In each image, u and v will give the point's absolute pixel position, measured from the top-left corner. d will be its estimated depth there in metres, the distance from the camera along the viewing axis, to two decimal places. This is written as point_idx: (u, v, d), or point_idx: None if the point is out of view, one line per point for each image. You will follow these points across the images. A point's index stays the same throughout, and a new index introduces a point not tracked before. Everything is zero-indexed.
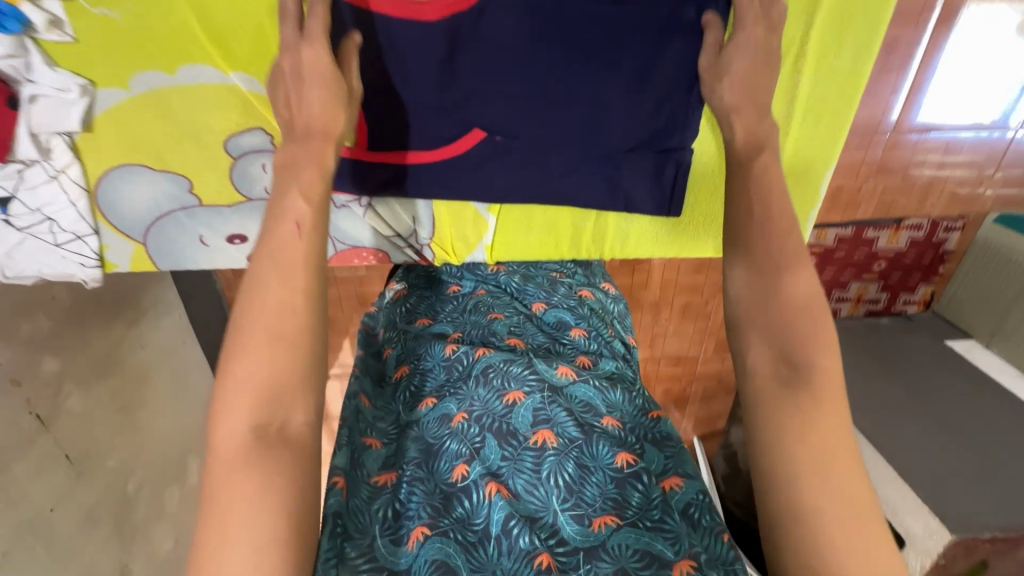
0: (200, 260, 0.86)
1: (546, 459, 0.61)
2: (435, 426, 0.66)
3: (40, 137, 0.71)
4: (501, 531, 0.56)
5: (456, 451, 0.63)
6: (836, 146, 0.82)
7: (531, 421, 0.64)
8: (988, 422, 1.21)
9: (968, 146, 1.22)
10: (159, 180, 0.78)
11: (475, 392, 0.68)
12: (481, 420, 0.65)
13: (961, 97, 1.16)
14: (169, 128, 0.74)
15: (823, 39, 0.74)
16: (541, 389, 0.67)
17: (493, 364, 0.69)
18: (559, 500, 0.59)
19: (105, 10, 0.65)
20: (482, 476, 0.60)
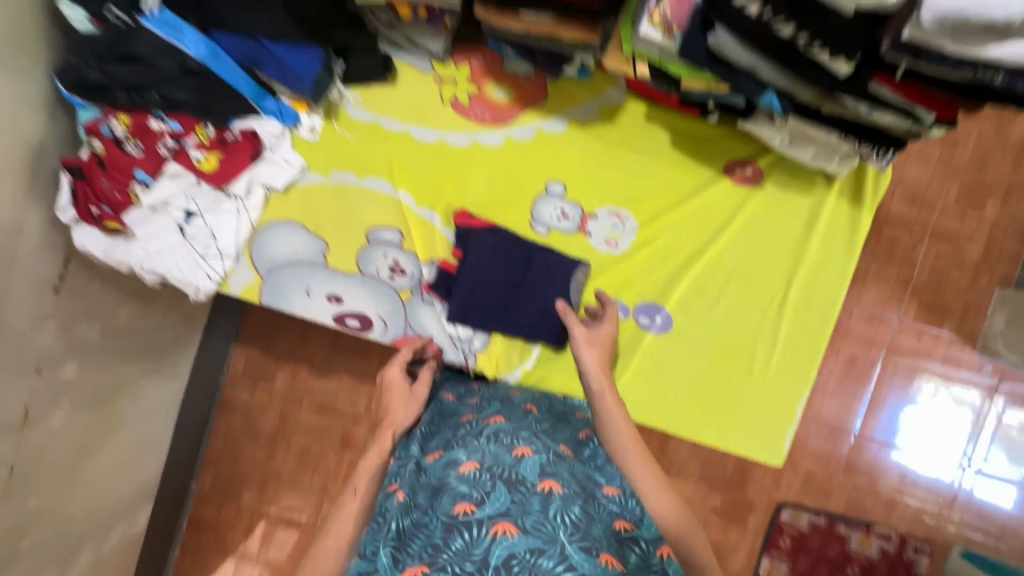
0: (296, 307, 1.02)
1: (550, 502, 0.64)
2: (443, 472, 0.72)
3: (251, 184, 0.99)
4: (501, 565, 0.57)
5: (465, 492, 0.66)
6: (809, 378, 1.06)
7: (537, 471, 0.68)
8: None
9: (923, 481, 1.42)
10: (309, 239, 1.01)
11: (487, 448, 0.73)
12: (491, 469, 0.69)
13: (915, 439, 1.42)
14: (338, 208, 1.01)
15: (799, 296, 1.05)
16: (546, 453, 0.73)
17: (502, 430, 0.77)
18: (565, 535, 0.60)
19: (346, 132, 1.00)
20: (489, 516, 0.62)
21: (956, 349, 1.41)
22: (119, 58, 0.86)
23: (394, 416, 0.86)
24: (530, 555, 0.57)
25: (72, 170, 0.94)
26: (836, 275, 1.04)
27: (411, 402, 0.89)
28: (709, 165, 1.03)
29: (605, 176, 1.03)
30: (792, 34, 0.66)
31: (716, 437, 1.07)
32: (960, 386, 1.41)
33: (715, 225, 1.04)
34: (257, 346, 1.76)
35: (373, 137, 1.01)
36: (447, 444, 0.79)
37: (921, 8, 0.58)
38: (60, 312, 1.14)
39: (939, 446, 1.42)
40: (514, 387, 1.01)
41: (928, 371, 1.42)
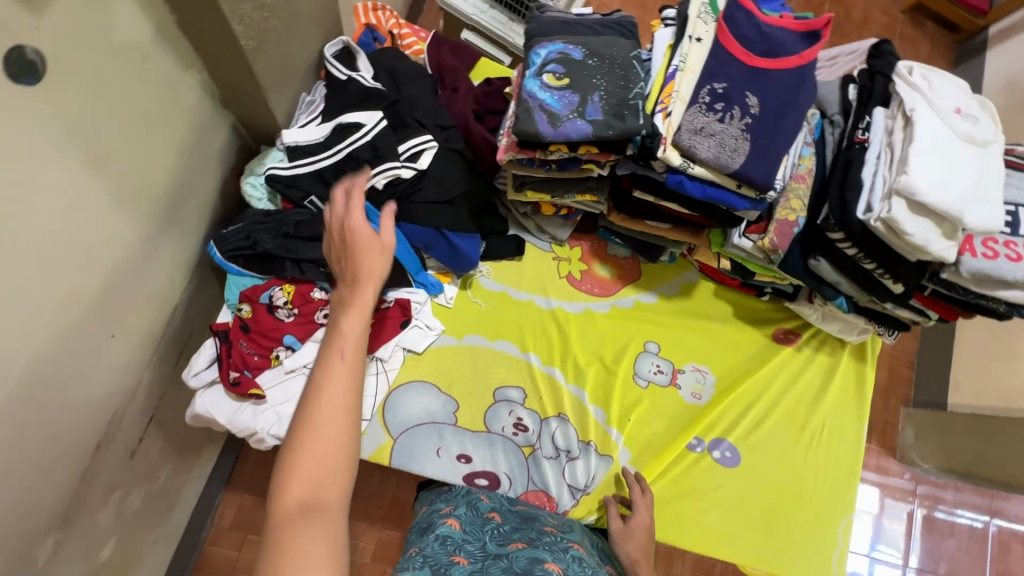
0: (425, 467, 1.03)
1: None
2: (526, 562, 0.73)
3: (393, 348, 1.04)
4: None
5: None
6: (848, 507, 1.25)
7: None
8: None
9: None
10: (441, 399, 1.07)
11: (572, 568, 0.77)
12: None
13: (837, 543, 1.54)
14: (467, 367, 1.09)
15: (830, 433, 1.28)
16: None
17: (584, 561, 0.81)
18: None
19: (478, 299, 1.12)
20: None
21: (885, 458, 1.63)
22: (304, 238, 0.94)
23: (370, 271, 0.75)
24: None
25: (219, 333, 0.94)
26: (853, 416, 1.29)
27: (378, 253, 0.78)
28: (760, 331, 1.29)
29: (692, 340, 1.24)
30: (871, 267, 0.94)
31: (779, 565, 1.19)
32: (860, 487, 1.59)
33: (771, 380, 1.27)
34: (252, 492, 1.55)
35: (503, 306, 1.13)
36: (529, 541, 0.83)
37: (958, 264, 0.89)
38: (124, 481, 1.00)
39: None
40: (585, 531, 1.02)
41: None
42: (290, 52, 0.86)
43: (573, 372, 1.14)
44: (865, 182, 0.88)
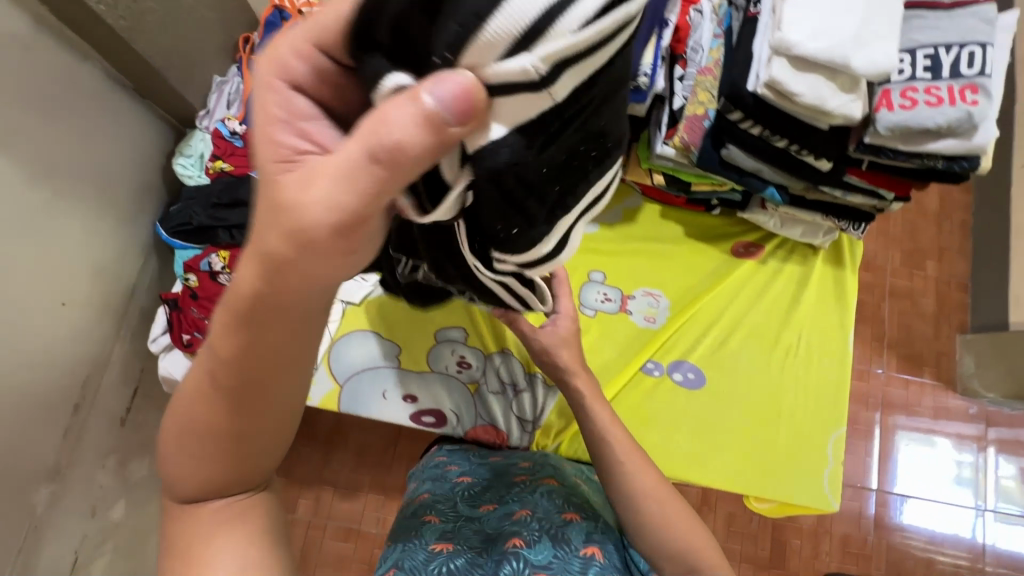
0: (373, 409, 1.08)
1: (589, 568, 0.78)
2: (499, 520, 0.86)
3: (332, 301, 1.10)
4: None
5: (518, 536, 0.80)
6: (838, 421, 1.16)
7: (583, 537, 0.82)
8: None
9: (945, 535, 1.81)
10: (384, 344, 1.11)
11: (541, 503, 0.88)
12: (543, 527, 0.82)
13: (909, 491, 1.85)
14: (406, 312, 1.13)
15: (808, 347, 1.20)
16: (595, 524, 0.85)
17: (554, 491, 0.90)
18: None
19: None
20: (534, 561, 0.77)
21: None
22: (228, 204, 1.02)
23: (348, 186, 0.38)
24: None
25: (169, 302, 1.04)
26: (834, 325, 1.20)
27: (338, 261, 0.42)
28: (717, 248, 1.23)
29: (642, 265, 1.21)
30: (784, 145, 0.88)
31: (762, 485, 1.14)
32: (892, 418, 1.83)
33: (736, 296, 1.20)
34: None
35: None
36: (500, 496, 0.92)
37: (874, 122, 0.81)
38: (121, 447, 1.13)
39: (931, 469, 1.86)
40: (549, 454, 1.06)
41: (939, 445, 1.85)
42: (184, 36, 0.95)
43: None
44: (755, 53, 0.83)
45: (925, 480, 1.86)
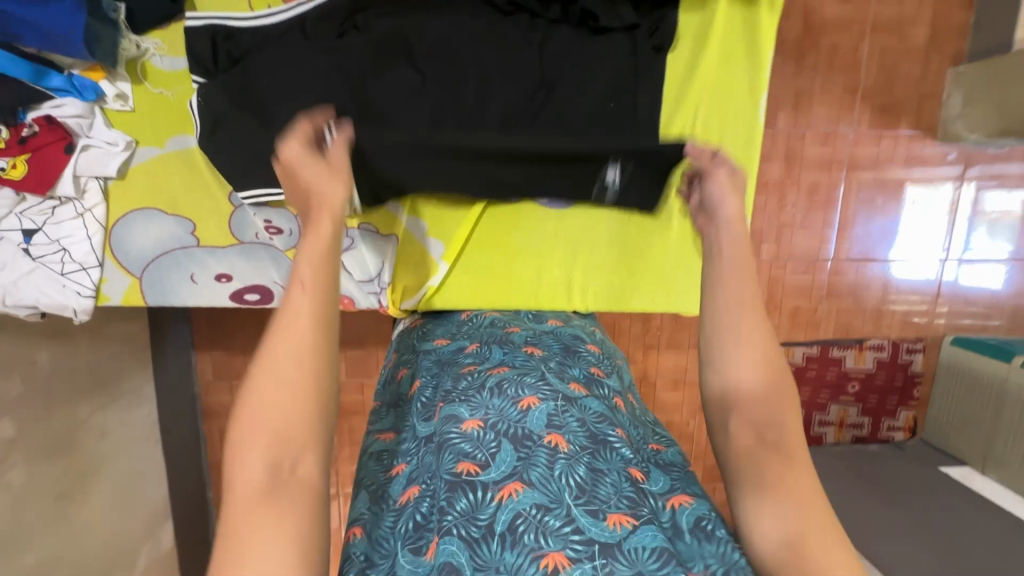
0: (185, 297, 0.93)
1: (557, 459, 0.70)
2: (445, 426, 0.77)
3: (81, 180, 0.86)
4: (506, 528, 0.63)
5: (467, 450, 0.73)
6: (742, 214, 0.97)
7: (544, 425, 0.75)
8: (926, 548, 1.63)
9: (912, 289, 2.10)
10: (169, 221, 0.90)
11: (491, 403, 0.79)
12: (496, 426, 0.75)
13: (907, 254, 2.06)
14: (187, 178, 0.90)
15: (706, 128, 0.94)
16: (553, 401, 0.79)
17: (506, 379, 0.82)
18: (571, 497, 0.66)
19: (162, 90, 0.87)
20: (493, 480, 0.69)
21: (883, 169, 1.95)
22: None
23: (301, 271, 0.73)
24: (535, 514, 0.64)
25: None
26: (742, 95, 0.93)
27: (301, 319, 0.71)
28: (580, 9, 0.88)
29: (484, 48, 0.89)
30: None
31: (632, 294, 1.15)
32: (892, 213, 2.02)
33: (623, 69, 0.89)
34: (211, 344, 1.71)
35: (193, 80, 0.85)
36: (449, 396, 0.82)
37: None
38: None
39: (929, 237, 2.06)
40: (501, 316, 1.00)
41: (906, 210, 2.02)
42: None
43: None
44: None
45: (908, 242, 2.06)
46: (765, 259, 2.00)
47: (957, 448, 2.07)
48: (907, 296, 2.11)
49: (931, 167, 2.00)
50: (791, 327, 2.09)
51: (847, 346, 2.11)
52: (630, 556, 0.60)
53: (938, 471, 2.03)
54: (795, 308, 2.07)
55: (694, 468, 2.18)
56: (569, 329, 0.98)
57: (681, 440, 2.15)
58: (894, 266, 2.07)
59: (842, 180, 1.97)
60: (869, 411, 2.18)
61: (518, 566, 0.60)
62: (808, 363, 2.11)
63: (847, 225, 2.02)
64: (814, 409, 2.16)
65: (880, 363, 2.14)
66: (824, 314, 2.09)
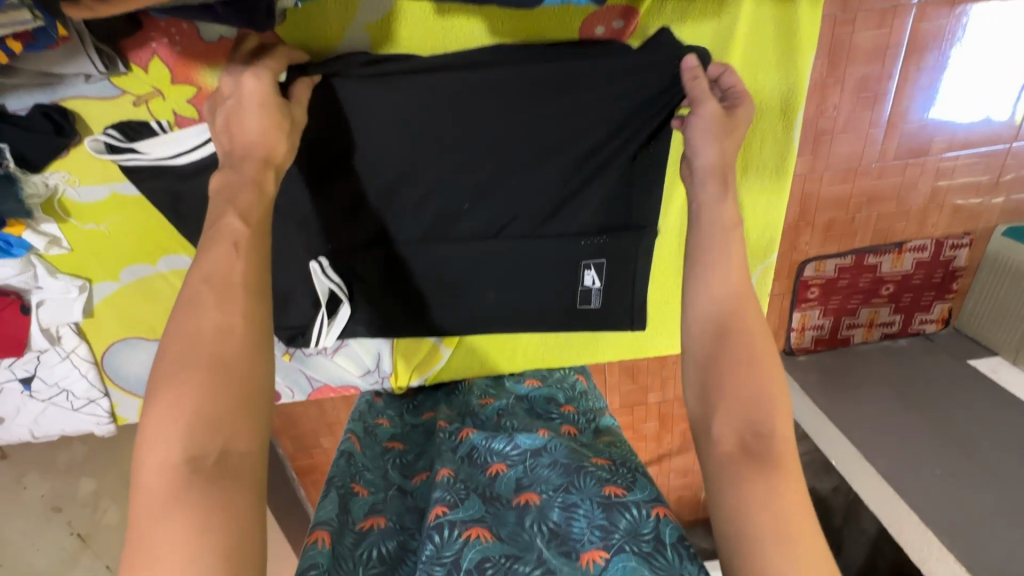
0: None
1: (525, 513, 0.82)
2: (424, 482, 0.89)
3: (51, 329, 0.82)
4: (473, 568, 0.73)
5: (442, 498, 0.82)
6: (773, 247, 0.94)
7: (513, 487, 0.87)
8: (946, 465, 1.70)
9: (961, 173, 1.84)
10: (155, 347, 0.87)
11: (463, 466, 0.90)
12: (465, 480, 0.87)
13: (962, 77, 1.66)
14: (156, 306, 0.84)
15: (731, 162, 0.90)
16: (521, 463, 0.90)
17: (476, 447, 0.94)
18: (543, 543, 0.78)
19: (93, 224, 0.76)
20: (461, 520, 0.79)
21: (932, 60, 1.61)
22: None
23: (255, 149, 0.65)
24: (504, 560, 0.74)
25: None
26: (772, 116, 0.89)
27: (212, 301, 0.60)
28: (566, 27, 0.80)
29: (475, 109, 0.81)
30: None
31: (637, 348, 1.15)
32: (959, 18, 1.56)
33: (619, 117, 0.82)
34: None
35: (127, 192, 0.74)
36: (430, 463, 0.95)
37: None
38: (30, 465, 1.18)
39: (1001, 59, 1.64)
40: (486, 389, 1.12)
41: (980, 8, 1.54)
42: None
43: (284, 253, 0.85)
44: None
45: (980, 89, 1.68)
46: (798, 173, 1.78)
47: (990, 338, 2.04)
48: (961, 190, 1.88)
49: (1005, 23, 1.58)
50: (824, 239, 1.95)
51: (885, 251, 1.98)
52: None
53: (968, 365, 2.02)
54: (831, 220, 1.90)
55: None
56: (544, 392, 1.09)
57: None
58: (954, 100, 1.69)
59: (898, 67, 1.62)
60: (901, 309, 2.11)
61: None
62: (840, 273, 2.00)
63: (898, 120, 1.72)
64: (843, 315, 2.10)
65: (919, 264, 2.01)
66: (863, 221, 1.92)
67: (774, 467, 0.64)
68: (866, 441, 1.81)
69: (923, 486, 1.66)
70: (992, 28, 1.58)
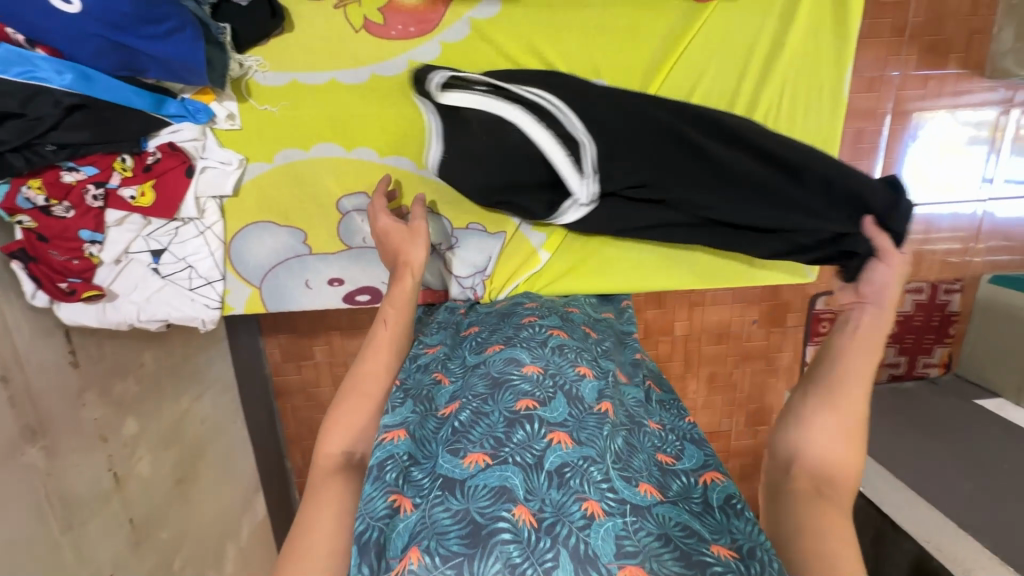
0: (302, 301, 1.01)
1: (603, 423, 0.78)
2: (502, 364, 0.85)
3: (200, 201, 0.91)
4: (555, 469, 0.70)
5: (524, 391, 0.79)
6: None
7: (595, 396, 0.83)
8: (970, 481, 1.65)
9: (945, 226, 1.97)
10: (284, 233, 0.96)
11: (552, 361, 0.87)
12: (553, 379, 0.83)
13: (924, 164, 1.89)
14: (298, 190, 0.94)
15: (791, 106, 0.98)
16: (603, 382, 0.87)
17: (565, 348, 0.91)
18: (610, 460, 0.74)
19: (268, 105, 0.90)
20: (550, 421, 0.76)
21: (908, 121, 1.83)
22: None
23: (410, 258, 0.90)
24: (582, 464, 0.70)
25: (16, 254, 0.82)
26: (829, 65, 0.95)
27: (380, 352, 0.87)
28: None
29: (580, 40, 0.94)
30: None
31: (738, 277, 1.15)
32: (927, 111, 1.83)
33: (722, 57, 0.97)
34: (286, 330, 1.79)
35: (308, 80, 0.90)
36: (508, 342, 0.91)
37: None
38: (91, 382, 1.18)
39: (958, 159, 1.89)
40: (567, 301, 1.12)
41: (932, 112, 1.83)
42: None
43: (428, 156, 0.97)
44: None
45: (939, 175, 1.91)
46: None
47: (990, 380, 2.04)
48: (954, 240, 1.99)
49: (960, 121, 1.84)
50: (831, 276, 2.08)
51: None
52: (657, 519, 0.69)
53: (971, 403, 2.01)
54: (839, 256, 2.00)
55: (738, 415, 2.24)
56: (621, 326, 1.14)
57: (724, 388, 2.21)
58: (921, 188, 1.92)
59: (886, 125, 1.84)
60: (905, 351, 2.17)
61: (561, 503, 0.66)
62: None
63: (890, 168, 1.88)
64: None
65: (917, 305, 2.10)
66: None
67: (835, 501, 0.74)
68: (891, 459, 1.78)
69: (950, 498, 1.60)
70: (946, 123, 1.84)
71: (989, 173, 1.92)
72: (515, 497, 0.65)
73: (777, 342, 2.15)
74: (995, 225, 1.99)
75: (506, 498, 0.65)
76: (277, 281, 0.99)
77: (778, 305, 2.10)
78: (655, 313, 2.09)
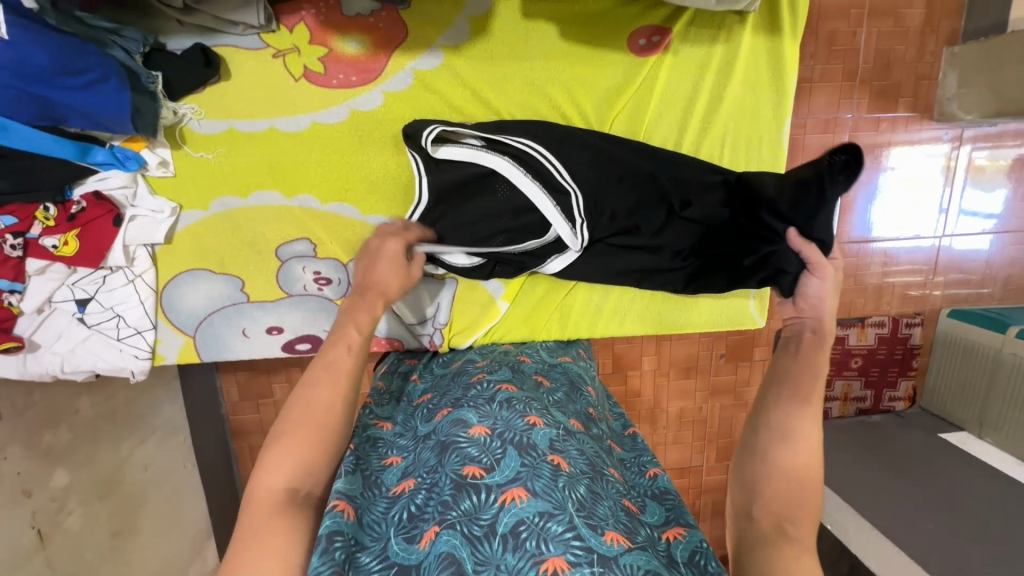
0: (236, 348, 1.02)
1: (559, 476, 0.72)
2: (450, 427, 0.82)
3: (129, 248, 0.92)
4: (509, 530, 0.66)
5: (470, 455, 0.76)
6: None
7: (548, 444, 0.77)
8: (936, 518, 1.62)
9: (905, 258, 1.99)
10: (219, 281, 0.97)
11: (499, 415, 0.83)
12: (502, 435, 0.78)
13: (888, 197, 1.91)
14: (234, 238, 0.96)
15: (734, 156, 1.03)
16: (557, 429, 0.82)
17: (514, 398, 0.87)
18: (574, 508, 0.68)
19: (202, 152, 0.91)
20: (498, 484, 0.71)
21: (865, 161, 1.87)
22: None
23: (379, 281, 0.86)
24: (539, 521, 0.66)
25: None
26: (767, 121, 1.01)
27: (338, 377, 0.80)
28: (618, 44, 0.96)
29: (524, 88, 0.96)
30: None
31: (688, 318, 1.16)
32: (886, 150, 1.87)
33: (665, 108, 1.00)
34: (241, 368, 1.71)
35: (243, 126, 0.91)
36: (455, 403, 0.88)
37: None
38: (17, 434, 1.12)
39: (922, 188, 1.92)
40: (521, 350, 1.10)
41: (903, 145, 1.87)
42: None
43: (370, 203, 0.98)
44: None
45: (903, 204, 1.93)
46: None
47: (954, 414, 2.00)
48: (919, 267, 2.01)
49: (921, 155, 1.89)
50: None
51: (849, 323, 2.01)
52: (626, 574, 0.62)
53: (936, 437, 1.97)
54: None
55: (710, 450, 2.22)
56: (573, 367, 1.08)
57: (695, 423, 2.19)
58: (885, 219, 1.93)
59: None
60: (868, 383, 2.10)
61: (518, 567, 0.63)
62: None
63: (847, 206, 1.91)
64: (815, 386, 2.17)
65: (882, 339, 2.04)
66: None
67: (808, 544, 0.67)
68: (859, 497, 1.75)
69: (918, 538, 1.57)
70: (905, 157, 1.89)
71: (947, 205, 1.95)
72: (463, 570, 0.64)
73: (745, 377, 2.15)
74: (954, 256, 2.01)
75: (454, 569, 0.64)
76: (211, 329, 1.00)
77: (744, 338, 2.10)
78: (625, 348, 2.08)
